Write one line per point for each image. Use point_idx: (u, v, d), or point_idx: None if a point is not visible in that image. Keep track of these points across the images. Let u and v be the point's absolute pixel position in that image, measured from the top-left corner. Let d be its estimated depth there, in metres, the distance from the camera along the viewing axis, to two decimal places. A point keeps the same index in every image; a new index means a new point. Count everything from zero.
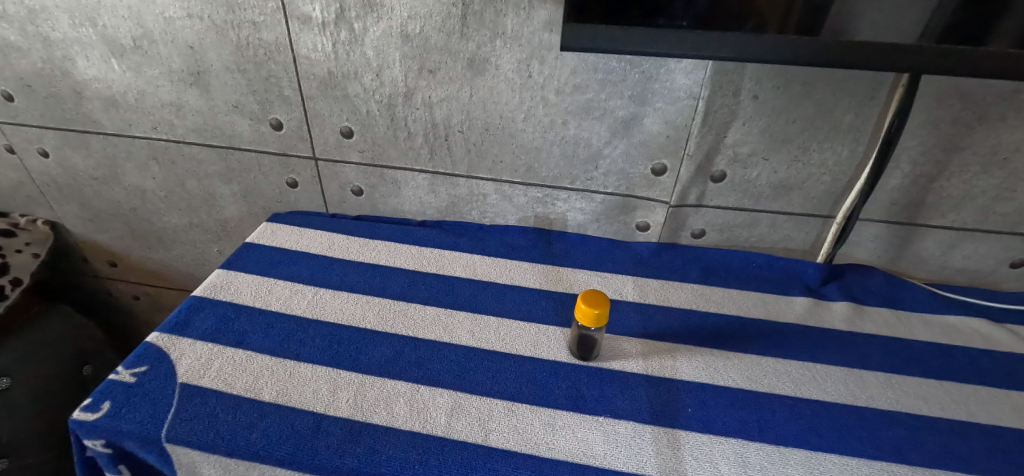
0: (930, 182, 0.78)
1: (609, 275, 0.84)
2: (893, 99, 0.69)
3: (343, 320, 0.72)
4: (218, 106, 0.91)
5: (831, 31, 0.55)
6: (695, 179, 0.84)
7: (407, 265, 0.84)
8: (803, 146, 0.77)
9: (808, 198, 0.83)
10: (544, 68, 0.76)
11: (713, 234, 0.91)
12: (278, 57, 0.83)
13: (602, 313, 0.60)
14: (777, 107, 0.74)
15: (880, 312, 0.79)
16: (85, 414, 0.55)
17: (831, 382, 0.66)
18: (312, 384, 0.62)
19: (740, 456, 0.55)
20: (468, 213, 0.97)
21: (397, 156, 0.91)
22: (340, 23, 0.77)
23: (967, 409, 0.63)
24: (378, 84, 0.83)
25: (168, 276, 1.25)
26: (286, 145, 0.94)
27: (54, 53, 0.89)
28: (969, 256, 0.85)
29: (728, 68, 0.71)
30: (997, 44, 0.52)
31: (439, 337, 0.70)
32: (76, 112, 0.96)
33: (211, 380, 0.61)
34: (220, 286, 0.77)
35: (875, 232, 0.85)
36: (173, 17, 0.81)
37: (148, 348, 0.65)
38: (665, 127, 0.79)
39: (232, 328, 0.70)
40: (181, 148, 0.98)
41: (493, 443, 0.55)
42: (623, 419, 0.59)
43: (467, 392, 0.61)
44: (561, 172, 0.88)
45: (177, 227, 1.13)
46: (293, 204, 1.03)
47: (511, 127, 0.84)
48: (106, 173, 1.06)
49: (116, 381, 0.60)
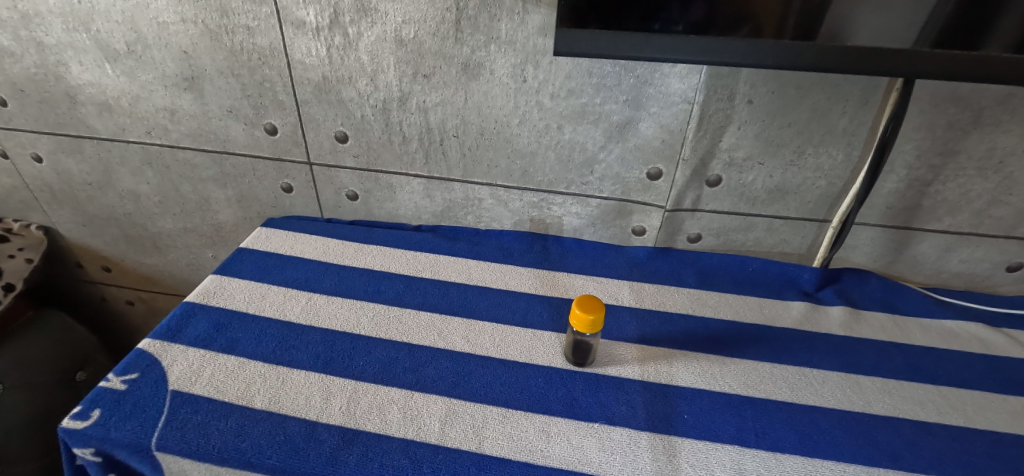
0: (925, 186, 0.78)
1: (605, 280, 0.83)
2: (887, 104, 0.70)
3: (336, 326, 0.72)
4: (213, 110, 0.90)
5: (825, 35, 0.54)
6: (690, 184, 0.84)
7: (401, 270, 0.84)
8: (799, 150, 0.77)
9: (804, 202, 0.83)
10: (539, 73, 0.76)
11: (709, 239, 0.90)
12: (272, 62, 0.82)
13: (597, 318, 0.59)
14: (772, 111, 0.74)
15: (876, 316, 0.79)
16: (76, 423, 0.55)
17: (827, 387, 0.65)
18: (304, 390, 0.61)
19: (736, 463, 0.54)
20: (464, 217, 0.97)
21: (392, 160, 0.91)
22: (335, 28, 0.77)
23: (965, 415, 0.63)
24: (373, 88, 0.82)
25: (163, 281, 1.25)
26: (281, 150, 0.94)
27: (47, 58, 0.88)
28: (965, 260, 0.85)
29: (723, 72, 0.71)
30: (991, 47, 0.52)
31: (433, 344, 0.69)
32: (70, 117, 0.96)
33: (203, 387, 0.61)
34: (213, 292, 0.77)
35: (871, 236, 0.85)
36: (167, 22, 0.81)
37: (139, 355, 0.65)
38: (660, 131, 0.79)
39: (225, 334, 0.69)
40: (176, 152, 0.98)
41: (488, 451, 0.54)
42: (618, 426, 0.58)
43: (461, 399, 0.61)
44: (556, 176, 0.87)
45: (172, 232, 1.13)
46: (288, 208, 1.03)
47: (506, 131, 0.83)
48: (100, 178, 1.05)
49: (106, 388, 0.60)
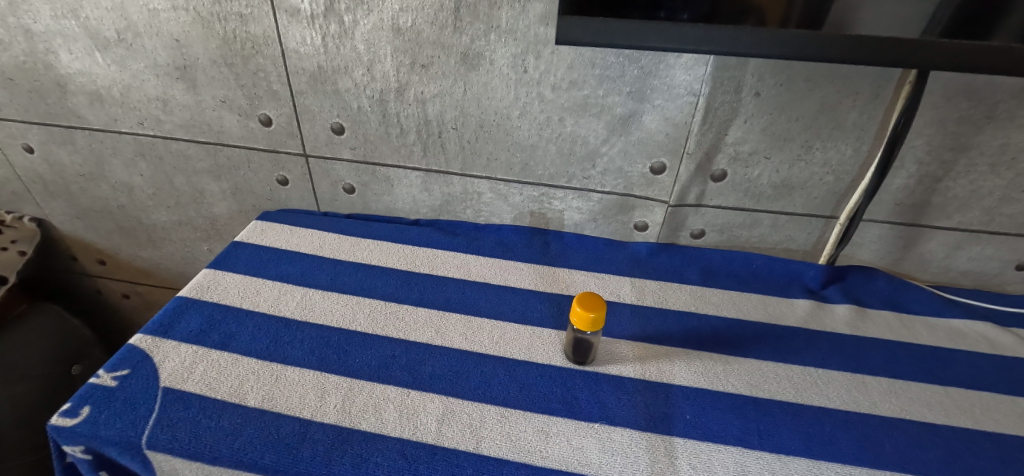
0: (935, 182, 0.76)
1: (606, 276, 0.82)
2: (899, 97, 0.68)
3: (332, 322, 0.70)
4: (206, 101, 0.89)
5: (834, 26, 0.52)
6: (694, 178, 0.82)
7: (399, 265, 0.82)
8: (806, 145, 0.75)
9: (810, 198, 0.81)
10: (541, 63, 0.74)
11: (712, 235, 0.89)
12: (266, 51, 0.80)
13: (598, 316, 0.58)
14: (781, 104, 0.72)
15: (882, 315, 0.77)
16: (65, 420, 0.54)
17: (832, 388, 0.64)
18: (298, 388, 0.60)
19: (739, 465, 0.53)
20: (462, 212, 0.95)
21: (389, 153, 0.89)
22: (330, 16, 0.75)
23: (972, 417, 0.61)
24: (370, 79, 0.80)
25: (159, 275, 1.23)
26: (275, 142, 0.92)
27: (36, 46, 0.86)
28: (974, 257, 0.83)
29: (730, 64, 0.69)
30: (1006, 38, 0.50)
31: (430, 340, 0.68)
32: (61, 107, 0.94)
33: (195, 384, 0.59)
34: (206, 287, 0.75)
35: (878, 233, 0.83)
36: (158, 10, 0.79)
37: (131, 351, 0.63)
38: (664, 124, 0.77)
39: (219, 330, 0.67)
40: (169, 144, 0.96)
41: (486, 451, 0.53)
42: (619, 426, 0.57)
43: (458, 398, 0.60)
44: (557, 170, 0.85)
45: (167, 225, 1.11)
46: (284, 202, 1.01)
47: (507, 124, 0.81)
48: (92, 170, 1.03)
49: (96, 384, 0.58)
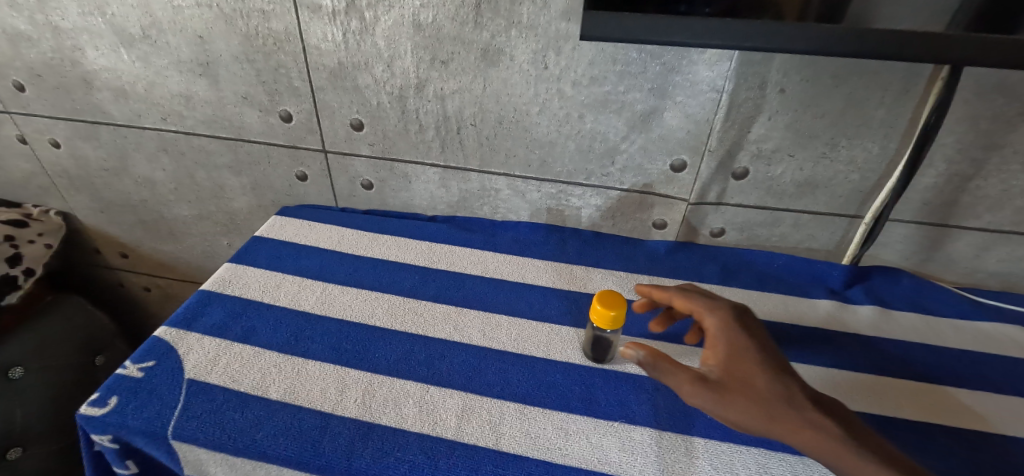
0: (965, 182, 0.74)
1: (624, 275, 0.81)
2: (930, 94, 0.66)
3: (352, 316, 0.71)
4: (227, 97, 0.89)
5: (866, 19, 0.51)
6: (715, 176, 0.81)
7: (417, 261, 0.83)
8: (832, 142, 0.74)
9: (835, 196, 0.79)
10: (561, 59, 0.74)
11: (732, 233, 0.88)
12: (287, 47, 0.81)
13: (619, 314, 0.57)
14: (806, 100, 0.70)
15: (907, 316, 0.76)
16: (93, 409, 0.55)
17: (856, 390, 0.63)
18: (319, 382, 0.60)
19: (762, 467, 0.53)
20: (480, 208, 0.95)
21: (407, 149, 0.89)
22: (351, 12, 0.75)
23: (1002, 422, 0.60)
24: (389, 75, 0.81)
25: (179, 268, 1.25)
26: (295, 138, 0.93)
27: (63, 42, 0.88)
28: (1003, 259, 0.81)
29: (755, 59, 0.68)
30: None
31: (449, 336, 0.68)
32: (86, 103, 0.96)
33: (218, 376, 0.60)
34: (228, 280, 0.76)
35: (904, 233, 0.82)
36: (182, 7, 0.80)
37: (156, 342, 0.65)
38: (686, 121, 0.76)
39: (241, 324, 0.68)
40: (191, 139, 0.97)
41: (505, 447, 0.53)
42: (639, 425, 0.57)
43: (477, 394, 0.60)
44: (575, 167, 0.85)
45: (187, 219, 1.13)
46: (303, 197, 1.02)
47: (525, 120, 0.81)
48: (116, 164, 1.05)
49: (123, 375, 0.60)
